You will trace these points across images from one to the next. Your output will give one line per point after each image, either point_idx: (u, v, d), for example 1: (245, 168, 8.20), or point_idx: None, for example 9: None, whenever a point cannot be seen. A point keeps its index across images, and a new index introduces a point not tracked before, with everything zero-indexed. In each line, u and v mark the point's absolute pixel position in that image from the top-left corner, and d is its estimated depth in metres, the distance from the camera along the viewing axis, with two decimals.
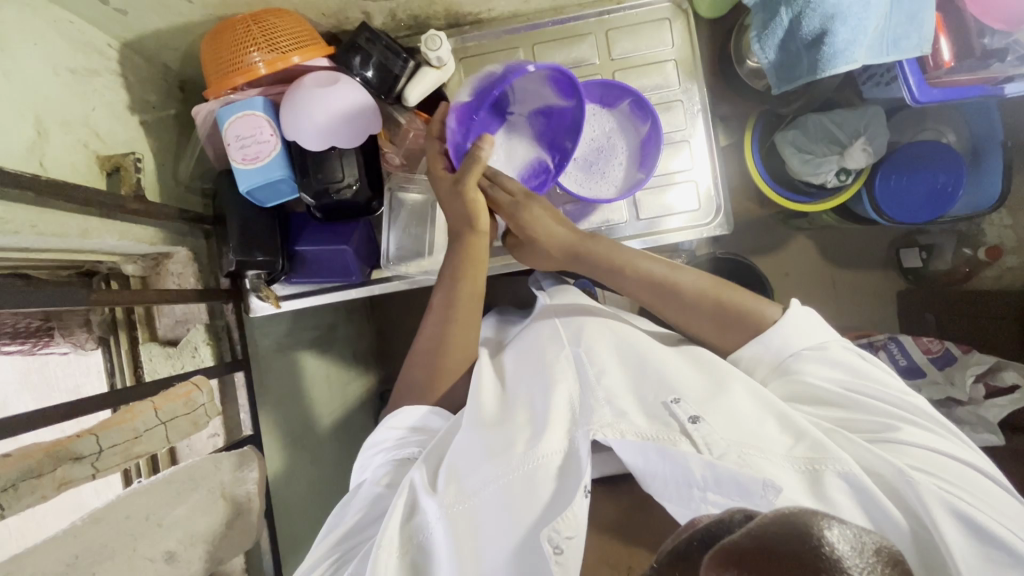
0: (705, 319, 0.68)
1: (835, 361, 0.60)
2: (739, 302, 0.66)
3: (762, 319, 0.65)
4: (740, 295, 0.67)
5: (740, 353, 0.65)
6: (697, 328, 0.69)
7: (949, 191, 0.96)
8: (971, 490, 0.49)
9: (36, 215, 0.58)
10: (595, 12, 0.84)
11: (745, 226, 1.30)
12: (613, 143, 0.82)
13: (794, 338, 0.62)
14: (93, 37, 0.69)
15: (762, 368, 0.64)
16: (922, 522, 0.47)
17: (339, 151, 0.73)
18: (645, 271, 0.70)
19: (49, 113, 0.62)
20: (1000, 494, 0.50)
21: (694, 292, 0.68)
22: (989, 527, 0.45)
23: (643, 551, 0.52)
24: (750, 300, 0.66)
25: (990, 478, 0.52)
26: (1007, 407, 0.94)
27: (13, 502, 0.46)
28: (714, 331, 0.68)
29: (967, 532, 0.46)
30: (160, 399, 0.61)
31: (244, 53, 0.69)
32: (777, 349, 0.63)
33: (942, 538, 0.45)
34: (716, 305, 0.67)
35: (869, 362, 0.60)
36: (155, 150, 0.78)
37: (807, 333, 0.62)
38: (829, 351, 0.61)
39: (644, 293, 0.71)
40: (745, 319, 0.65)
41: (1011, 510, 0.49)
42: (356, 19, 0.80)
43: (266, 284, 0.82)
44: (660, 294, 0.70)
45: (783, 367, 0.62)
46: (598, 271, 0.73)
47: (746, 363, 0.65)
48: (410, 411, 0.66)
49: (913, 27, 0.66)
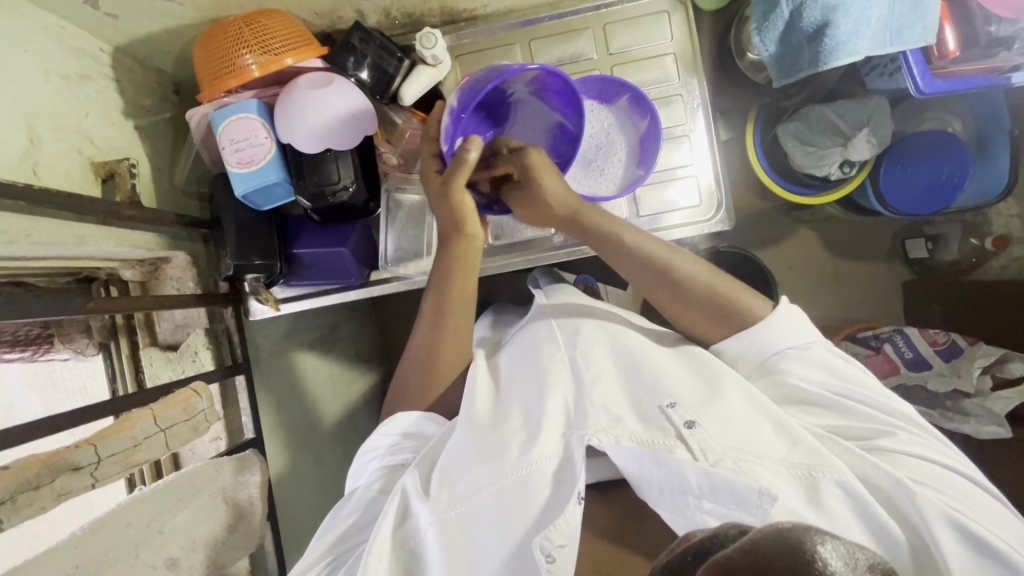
0: (700, 313, 0.65)
1: (822, 362, 0.59)
2: (730, 294, 0.64)
3: (751, 315, 0.63)
4: (738, 288, 0.65)
5: (723, 345, 0.65)
6: (685, 320, 0.67)
7: (954, 183, 0.94)
8: (964, 500, 0.48)
9: (31, 224, 0.58)
10: (591, 6, 0.83)
11: (747, 220, 1.29)
12: (612, 140, 0.80)
13: (780, 337, 0.61)
14: (84, 42, 0.69)
15: (746, 365, 0.63)
16: (919, 535, 0.46)
17: (334, 153, 0.72)
18: (640, 247, 0.66)
19: (41, 121, 0.61)
20: (992, 503, 0.50)
21: (685, 279, 0.65)
22: (986, 538, 0.45)
23: (635, 556, 0.52)
24: (749, 296, 0.64)
25: (982, 487, 0.51)
26: (1014, 398, 0.92)
27: (12, 514, 0.46)
28: (700, 319, 0.66)
29: (967, 545, 0.45)
30: (159, 406, 0.61)
31: (237, 56, 0.68)
32: (761, 347, 0.62)
33: (939, 551, 0.44)
34: (709, 297, 0.64)
35: (850, 362, 0.60)
36: (150, 155, 0.77)
37: (796, 331, 0.61)
38: (813, 352, 0.60)
39: (632, 268, 0.67)
40: (733, 314, 0.64)
41: (1004, 519, 0.49)
42: (349, 18, 0.79)
43: (265, 287, 0.81)
44: (652, 273, 0.66)
45: (767, 365, 0.61)
46: (589, 239, 0.69)
47: (729, 357, 0.65)
48: (402, 417, 0.65)
49: (917, 17, 0.64)
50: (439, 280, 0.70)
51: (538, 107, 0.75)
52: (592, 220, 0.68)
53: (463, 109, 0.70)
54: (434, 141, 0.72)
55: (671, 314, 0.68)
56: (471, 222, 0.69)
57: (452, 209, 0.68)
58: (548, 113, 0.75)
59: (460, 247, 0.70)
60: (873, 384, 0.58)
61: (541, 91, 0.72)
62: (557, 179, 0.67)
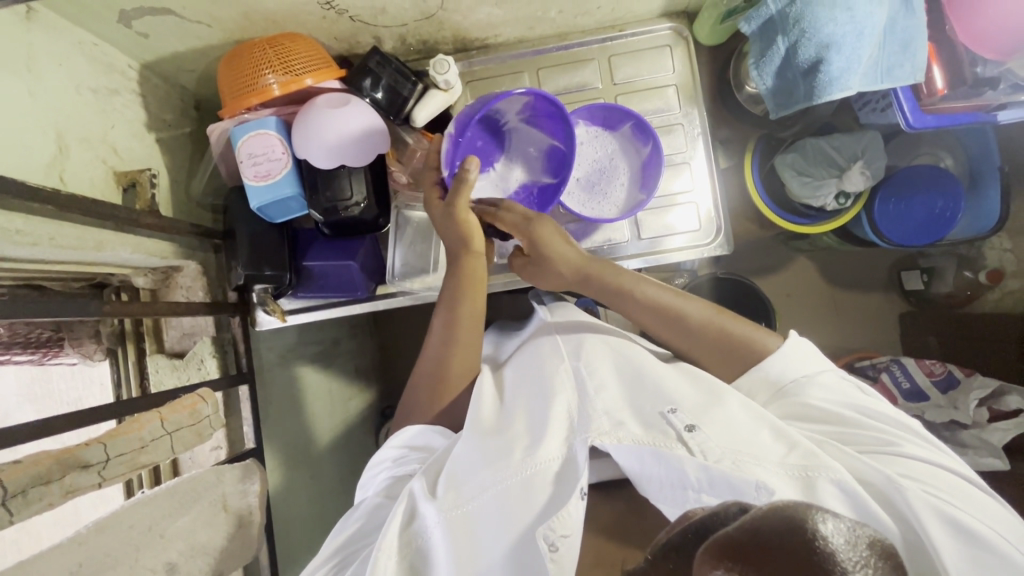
0: (711, 354, 0.69)
1: (829, 386, 0.62)
2: (742, 334, 0.67)
3: (762, 351, 0.66)
4: (743, 326, 0.68)
5: (736, 384, 0.66)
6: (697, 355, 0.70)
7: (947, 216, 0.97)
8: (963, 499, 0.49)
9: (55, 228, 0.60)
10: (598, 39, 0.87)
11: (745, 248, 1.31)
12: (615, 165, 0.83)
13: (793, 364, 0.63)
14: (115, 58, 0.72)
15: (762, 393, 0.64)
16: (911, 527, 0.47)
17: (349, 169, 0.75)
18: (648, 296, 0.71)
19: (70, 131, 0.64)
20: (991, 502, 0.51)
21: (697, 322, 0.69)
22: (981, 532, 0.46)
23: (634, 548, 0.52)
24: (754, 334, 0.67)
25: (982, 489, 0.52)
26: (1009, 431, 0.95)
27: (22, 507, 0.47)
28: (711, 356, 0.69)
29: (960, 540, 0.46)
30: (166, 410, 0.62)
31: (260, 74, 0.72)
32: (777, 373, 0.63)
33: (929, 542, 0.46)
34: (717, 333, 0.68)
35: (861, 389, 0.62)
36: (169, 167, 0.80)
37: (807, 363, 0.64)
38: (823, 379, 0.62)
39: (645, 316, 0.71)
40: (744, 351, 0.67)
41: (1006, 518, 0.49)
42: (367, 43, 0.83)
43: (273, 299, 0.84)
44: (662, 321, 0.70)
45: (782, 391, 0.63)
46: (605, 294, 0.73)
47: (746, 390, 0.65)
48: (408, 429, 0.67)
49: (906, 56, 0.68)
50: (448, 298, 0.72)
51: (529, 134, 0.79)
52: (604, 273, 0.73)
53: (460, 134, 0.74)
54: (435, 170, 0.75)
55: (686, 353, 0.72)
56: (476, 240, 0.72)
57: (456, 226, 0.71)
58: (538, 138, 0.79)
59: (468, 265, 0.73)
60: (884, 406, 0.60)
61: (532, 118, 0.77)
62: (560, 240, 0.73)
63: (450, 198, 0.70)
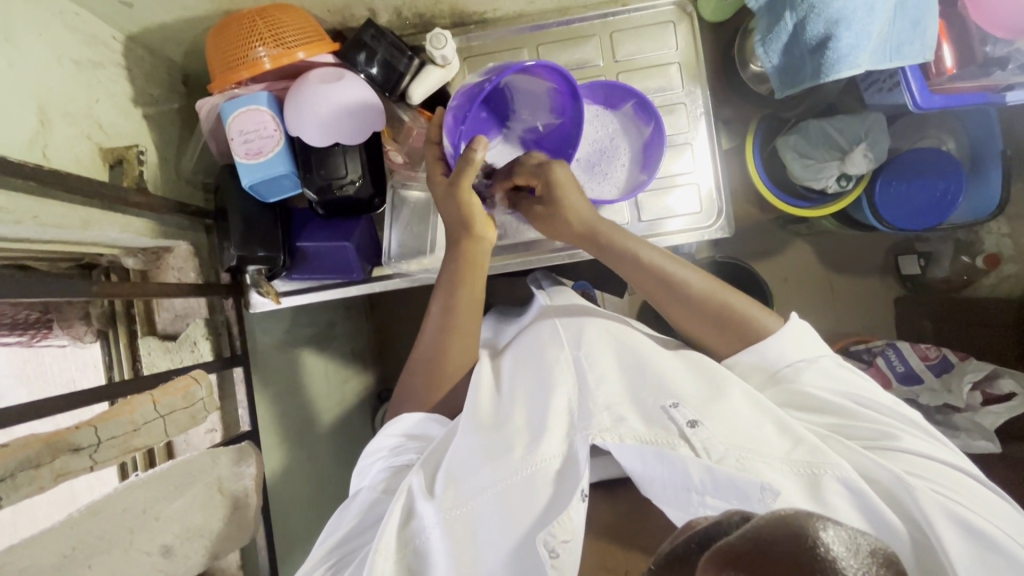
0: (709, 328, 0.68)
1: (826, 371, 0.61)
2: (740, 309, 0.66)
3: (761, 329, 0.65)
4: (740, 301, 0.67)
5: (735, 361, 0.66)
6: (695, 329, 0.69)
7: (949, 199, 0.96)
8: (965, 494, 0.50)
9: (39, 206, 0.58)
10: (599, 14, 0.85)
11: (745, 231, 1.30)
12: (616, 145, 0.81)
13: (791, 350, 0.63)
14: (98, 29, 0.69)
15: (758, 376, 0.64)
16: (922, 530, 0.48)
17: (343, 148, 0.73)
18: (648, 258, 0.69)
19: (52, 104, 0.62)
20: (992, 498, 0.51)
21: (693, 292, 0.68)
22: (990, 533, 0.46)
23: (641, 554, 0.54)
24: (751, 310, 0.66)
25: (985, 484, 0.53)
26: (1003, 414, 0.95)
27: (12, 491, 0.46)
28: (709, 334, 0.68)
29: (969, 538, 0.46)
30: (159, 392, 0.60)
31: (250, 48, 0.69)
32: (774, 359, 0.63)
33: (940, 543, 0.46)
34: (713, 307, 0.67)
35: (859, 375, 0.62)
36: (157, 143, 0.77)
37: (802, 344, 0.63)
38: (820, 364, 0.62)
39: (645, 283, 0.70)
40: (743, 326, 0.66)
41: (1009, 516, 0.50)
42: (361, 16, 0.81)
43: (266, 280, 0.81)
44: (662, 287, 0.69)
45: (778, 376, 0.63)
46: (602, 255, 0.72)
47: (741, 370, 0.66)
48: (407, 418, 0.66)
49: (915, 34, 0.67)
50: (448, 283, 0.71)
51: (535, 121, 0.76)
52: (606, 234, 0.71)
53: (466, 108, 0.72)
54: (436, 145, 0.73)
55: (675, 321, 0.71)
56: (479, 224, 0.70)
57: (459, 207, 0.69)
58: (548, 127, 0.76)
59: (470, 249, 0.71)
60: (881, 394, 0.60)
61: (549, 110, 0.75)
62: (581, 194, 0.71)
63: (453, 178, 0.68)
